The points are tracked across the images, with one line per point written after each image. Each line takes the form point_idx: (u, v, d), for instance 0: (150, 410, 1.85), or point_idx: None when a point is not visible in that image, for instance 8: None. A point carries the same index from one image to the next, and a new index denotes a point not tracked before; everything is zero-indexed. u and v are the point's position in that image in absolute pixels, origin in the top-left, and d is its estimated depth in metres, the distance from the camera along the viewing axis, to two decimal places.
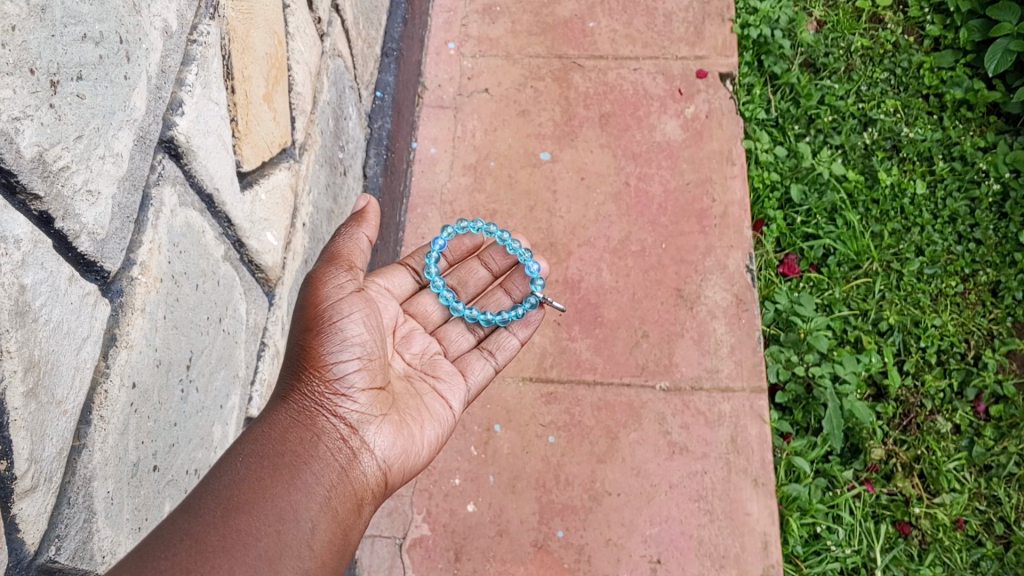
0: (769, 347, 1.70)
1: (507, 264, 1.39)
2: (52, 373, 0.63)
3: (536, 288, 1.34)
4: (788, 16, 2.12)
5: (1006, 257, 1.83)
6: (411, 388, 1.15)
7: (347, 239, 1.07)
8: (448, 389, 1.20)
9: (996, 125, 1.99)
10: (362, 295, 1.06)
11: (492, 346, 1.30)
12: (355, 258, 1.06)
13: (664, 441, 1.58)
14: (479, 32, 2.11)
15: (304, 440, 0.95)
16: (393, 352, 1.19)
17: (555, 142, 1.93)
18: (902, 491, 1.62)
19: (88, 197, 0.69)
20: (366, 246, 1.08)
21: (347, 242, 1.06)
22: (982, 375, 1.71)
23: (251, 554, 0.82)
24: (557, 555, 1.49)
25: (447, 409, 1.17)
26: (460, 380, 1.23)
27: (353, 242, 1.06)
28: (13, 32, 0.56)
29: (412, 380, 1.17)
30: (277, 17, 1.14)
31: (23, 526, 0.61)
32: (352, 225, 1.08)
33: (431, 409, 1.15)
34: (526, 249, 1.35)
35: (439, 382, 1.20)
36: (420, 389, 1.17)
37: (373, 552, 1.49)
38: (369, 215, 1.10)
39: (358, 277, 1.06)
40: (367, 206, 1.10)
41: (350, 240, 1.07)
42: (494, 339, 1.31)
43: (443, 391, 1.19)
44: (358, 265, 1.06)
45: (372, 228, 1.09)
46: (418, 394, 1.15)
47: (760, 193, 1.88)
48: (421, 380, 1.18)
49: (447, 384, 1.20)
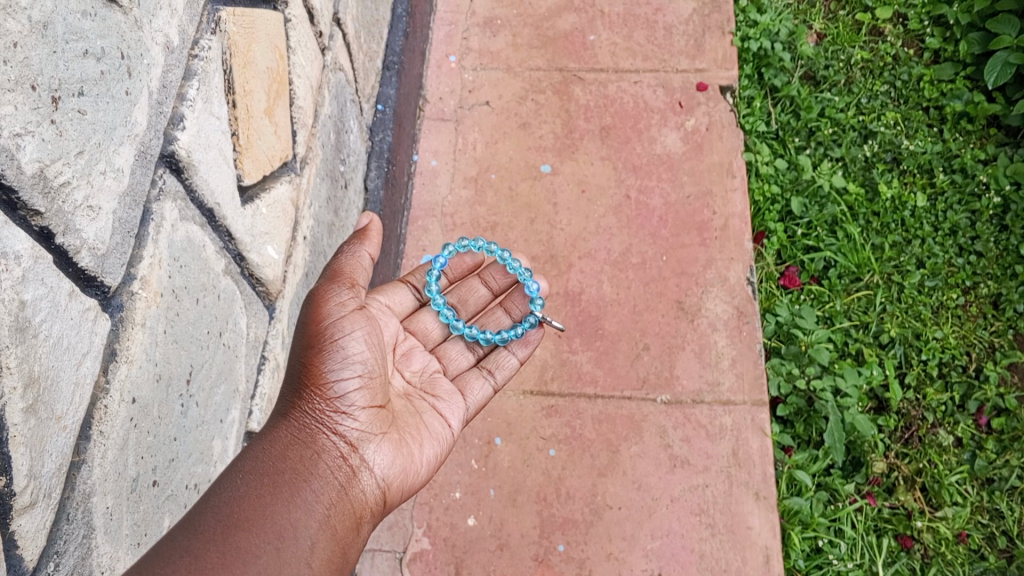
0: (769, 360, 1.70)
1: (507, 284, 1.39)
2: (52, 389, 0.63)
3: (536, 307, 1.34)
4: (788, 29, 2.13)
5: (1006, 269, 1.83)
6: (411, 406, 1.15)
7: (349, 256, 1.07)
8: (447, 408, 1.20)
9: (996, 138, 1.99)
10: (363, 313, 1.07)
11: (491, 365, 1.30)
12: (357, 275, 1.06)
13: (666, 454, 1.58)
14: (481, 45, 2.12)
15: (304, 458, 0.95)
16: (393, 369, 1.19)
17: (556, 155, 1.94)
18: (904, 505, 1.61)
19: (89, 213, 0.69)
20: (368, 262, 1.08)
21: (348, 258, 1.06)
22: (983, 388, 1.70)
23: (250, 571, 0.81)
24: (557, 569, 1.48)
25: (446, 427, 1.17)
26: (459, 398, 1.23)
27: (354, 259, 1.06)
28: (15, 48, 0.57)
29: (411, 398, 1.17)
30: (278, 31, 1.14)
31: (22, 542, 0.61)
32: (354, 242, 1.08)
33: (430, 426, 1.15)
34: (527, 268, 1.36)
35: (438, 400, 1.20)
36: (420, 407, 1.16)
37: (373, 566, 1.48)
38: (371, 231, 1.09)
39: (360, 294, 1.06)
40: (368, 223, 1.10)
41: (352, 256, 1.06)
42: (492, 358, 1.31)
43: (442, 408, 1.19)
44: (359, 282, 1.06)
45: (373, 245, 1.09)
46: (418, 411, 1.15)
47: (761, 206, 1.89)
48: (420, 398, 1.18)
49: (446, 402, 1.20)
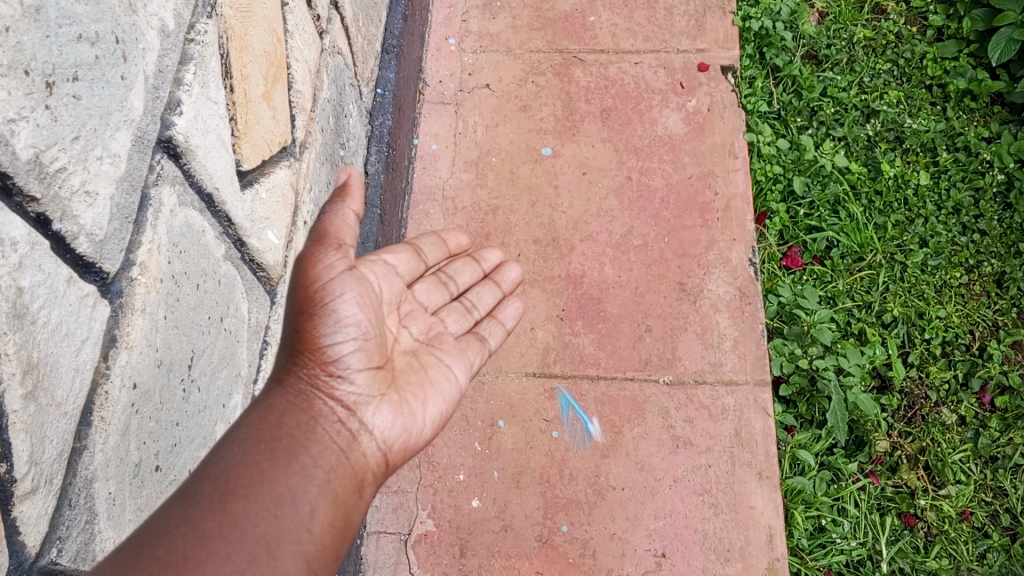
0: (772, 340, 1.69)
1: (496, 263, 1.46)
2: (52, 375, 0.64)
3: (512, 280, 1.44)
4: (790, 8, 2.11)
5: (1011, 247, 1.82)
6: (415, 363, 1.14)
7: (335, 216, 1.04)
8: (450, 363, 1.19)
9: (1000, 115, 1.97)
10: (353, 274, 1.05)
11: (485, 331, 1.33)
12: (344, 235, 1.03)
13: (669, 435, 1.58)
14: (480, 28, 2.10)
15: (301, 424, 0.95)
16: (398, 327, 1.16)
17: (556, 137, 1.93)
18: (907, 483, 1.61)
19: (86, 199, 0.69)
20: (353, 221, 1.05)
21: (334, 218, 1.04)
22: (987, 366, 1.70)
23: (248, 539, 0.80)
24: (562, 550, 1.49)
25: (451, 383, 1.17)
26: (461, 355, 1.22)
27: (340, 218, 1.04)
28: (7, 34, 0.56)
29: (417, 354, 1.16)
30: (275, 15, 1.14)
31: (23, 527, 0.62)
32: (337, 203, 1.05)
33: (435, 383, 1.14)
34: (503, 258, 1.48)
35: (442, 356, 1.19)
36: (426, 362, 1.16)
37: (379, 548, 1.50)
38: (353, 188, 1.07)
39: (349, 256, 1.04)
40: (347, 179, 1.08)
41: (338, 216, 1.04)
42: (484, 325, 1.34)
43: (446, 364, 1.18)
44: (348, 242, 1.04)
45: (357, 204, 1.06)
46: (422, 368, 1.14)
47: (763, 186, 1.87)
48: (425, 355, 1.17)
49: (449, 358, 1.20)
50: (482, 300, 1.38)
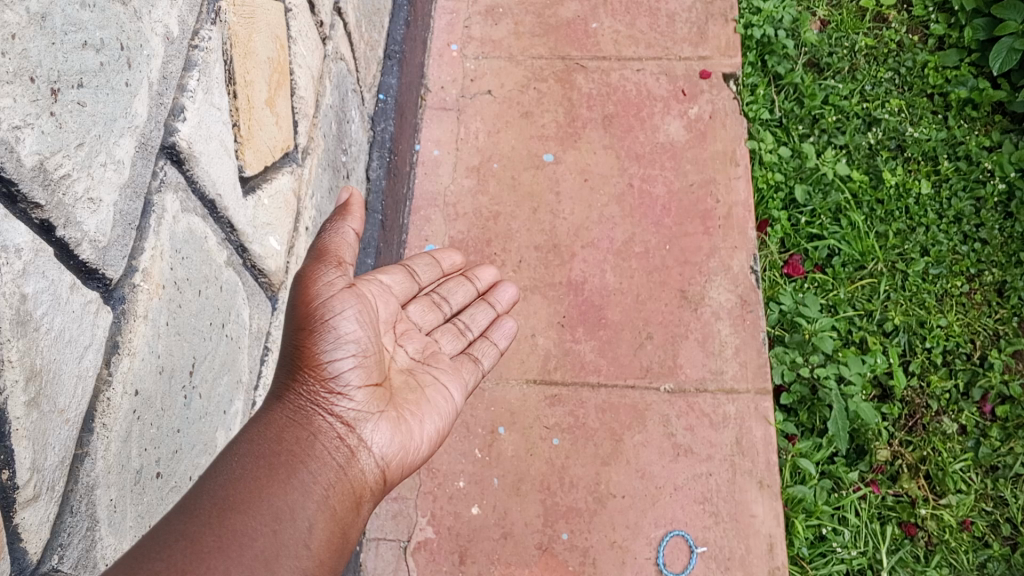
0: (773, 348, 1.69)
1: (490, 282, 1.43)
2: (54, 382, 0.63)
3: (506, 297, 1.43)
4: (791, 16, 2.11)
5: (1011, 256, 1.82)
6: (411, 381, 1.14)
7: (333, 234, 1.04)
8: (446, 382, 1.19)
9: (1002, 124, 1.98)
10: (353, 291, 1.04)
11: (478, 352, 1.31)
12: (343, 252, 1.03)
13: (669, 443, 1.58)
14: (482, 34, 2.11)
15: (300, 439, 0.95)
16: (394, 345, 1.16)
17: (558, 143, 1.93)
18: (908, 493, 1.60)
19: (89, 205, 0.69)
20: (353, 239, 1.05)
21: (332, 236, 1.03)
22: (988, 375, 1.69)
23: (247, 554, 0.81)
24: (562, 558, 1.48)
25: (447, 402, 1.16)
26: (456, 374, 1.22)
27: (338, 236, 1.03)
28: (13, 40, 0.56)
29: (413, 372, 1.16)
30: (279, 21, 1.13)
31: (24, 535, 0.61)
32: (337, 219, 1.05)
33: (431, 401, 1.14)
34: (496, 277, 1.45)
35: (438, 375, 1.19)
36: (422, 381, 1.16)
37: (378, 555, 1.49)
38: (353, 207, 1.07)
39: (349, 272, 1.04)
40: (348, 197, 1.08)
41: (336, 234, 1.04)
42: (477, 346, 1.32)
43: (442, 383, 1.18)
44: (347, 260, 1.03)
45: (357, 221, 1.06)
46: (418, 386, 1.14)
47: (765, 194, 1.88)
48: (421, 373, 1.17)
49: (444, 377, 1.20)
50: (476, 321, 1.36)
